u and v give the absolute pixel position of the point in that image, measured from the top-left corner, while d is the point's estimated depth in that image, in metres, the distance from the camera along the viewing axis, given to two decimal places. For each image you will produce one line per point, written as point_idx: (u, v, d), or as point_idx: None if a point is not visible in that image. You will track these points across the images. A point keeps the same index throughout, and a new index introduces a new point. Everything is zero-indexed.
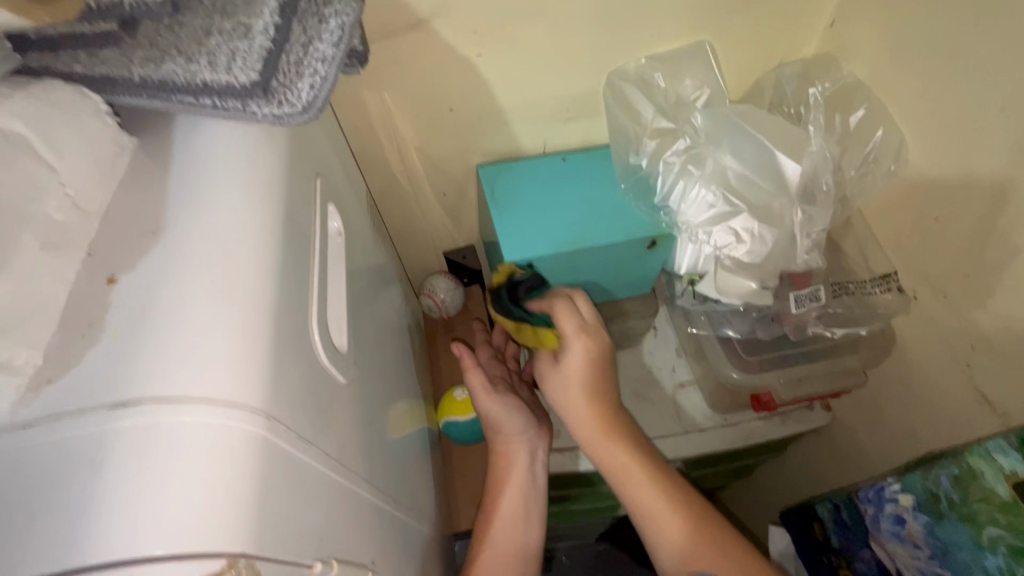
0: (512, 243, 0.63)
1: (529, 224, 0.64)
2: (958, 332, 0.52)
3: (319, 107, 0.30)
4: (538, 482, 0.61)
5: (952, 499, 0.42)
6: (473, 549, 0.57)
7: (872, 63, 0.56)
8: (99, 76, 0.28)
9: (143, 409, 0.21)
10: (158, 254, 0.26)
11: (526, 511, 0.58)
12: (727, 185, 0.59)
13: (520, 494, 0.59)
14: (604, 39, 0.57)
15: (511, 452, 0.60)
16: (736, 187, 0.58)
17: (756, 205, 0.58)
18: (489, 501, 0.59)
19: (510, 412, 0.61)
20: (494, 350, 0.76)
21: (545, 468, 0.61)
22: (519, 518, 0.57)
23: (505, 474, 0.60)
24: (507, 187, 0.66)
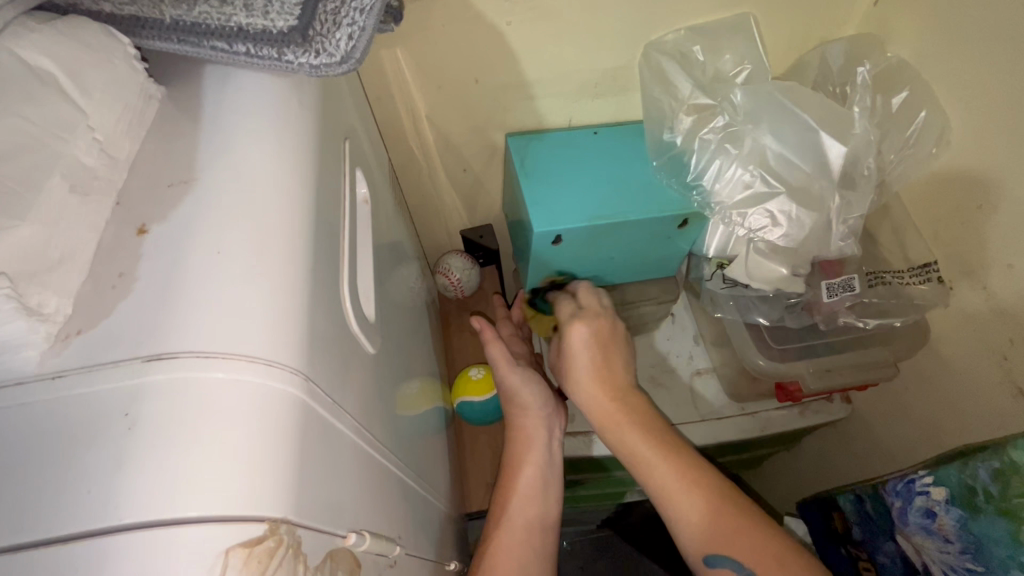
0: (541, 213, 0.61)
1: (560, 197, 0.62)
2: (997, 324, 0.51)
3: (359, 59, 0.28)
4: (553, 463, 0.60)
5: (990, 493, 0.41)
6: (490, 529, 0.56)
7: (920, 42, 0.54)
8: (128, 16, 0.26)
9: (180, 362, 0.20)
10: (191, 204, 0.24)
11: (541, 492, 0.57)
12: (766, 166, 0.57)
13: (535, 472, 0.58)
14: (639, 10, 0.55)
15: (529, 427, 0.59)
16: (775, 168, 0.57)
17: (795, 187, 0.56)
18: (506, 479, 0.58)
19: (528, 385, 0.59)
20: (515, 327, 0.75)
21: (559, 446, 0.61)
22: (536, 499, 0.57)
23: (524, 451, 0.59)
24: (538, 162, 0.65)
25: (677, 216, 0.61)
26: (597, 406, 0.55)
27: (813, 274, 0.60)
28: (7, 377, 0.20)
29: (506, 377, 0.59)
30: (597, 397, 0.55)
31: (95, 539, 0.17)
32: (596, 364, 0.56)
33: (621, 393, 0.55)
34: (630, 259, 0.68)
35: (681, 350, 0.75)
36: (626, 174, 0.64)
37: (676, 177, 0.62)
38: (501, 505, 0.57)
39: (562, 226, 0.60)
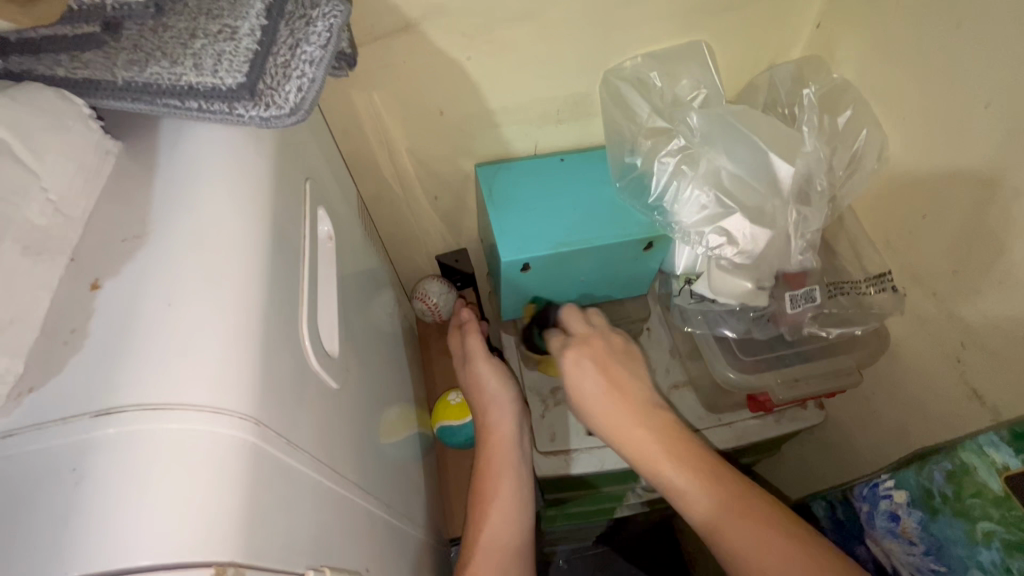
0: (507, 241, 0.62)
1: (527, 222, 0.64)
2: (948, 328, 0.53)
3: (307, 109, 0.30)
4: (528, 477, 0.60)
5: (945, 494, 0.42)
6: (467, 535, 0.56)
7: (859, 63, 0.57)
8: (81, 79, 0.27)
9: (126, 416, 0.21)
10: (142, 259, 0.25)
11: (517, 504, 0.57)
12: (721, 186, 0.59)
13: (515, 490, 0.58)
14: (593, 41, 0.57)
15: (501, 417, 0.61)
16: (729, 188, 0.59)
17: (749, 206, 0.58)
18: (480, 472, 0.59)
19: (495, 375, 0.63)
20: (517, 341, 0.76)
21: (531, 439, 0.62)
22: (509, 510, 0.57)
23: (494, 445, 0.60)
24: (505, 188, 0.67)
25: (640, 237, 0.63)
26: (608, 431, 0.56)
27: (779, 283, 0.61)
28: None
29: (478, 366, 0.63)
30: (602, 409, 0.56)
31: None
32: (608, 392, 0.57)
33: (641, 425, 0.54)
34: (600, 280, 0.70)
35: (656, 365, 0.76)
36: (589, 198, 0.66)
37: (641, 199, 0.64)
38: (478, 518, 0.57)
39: (530, 252, 0.62)
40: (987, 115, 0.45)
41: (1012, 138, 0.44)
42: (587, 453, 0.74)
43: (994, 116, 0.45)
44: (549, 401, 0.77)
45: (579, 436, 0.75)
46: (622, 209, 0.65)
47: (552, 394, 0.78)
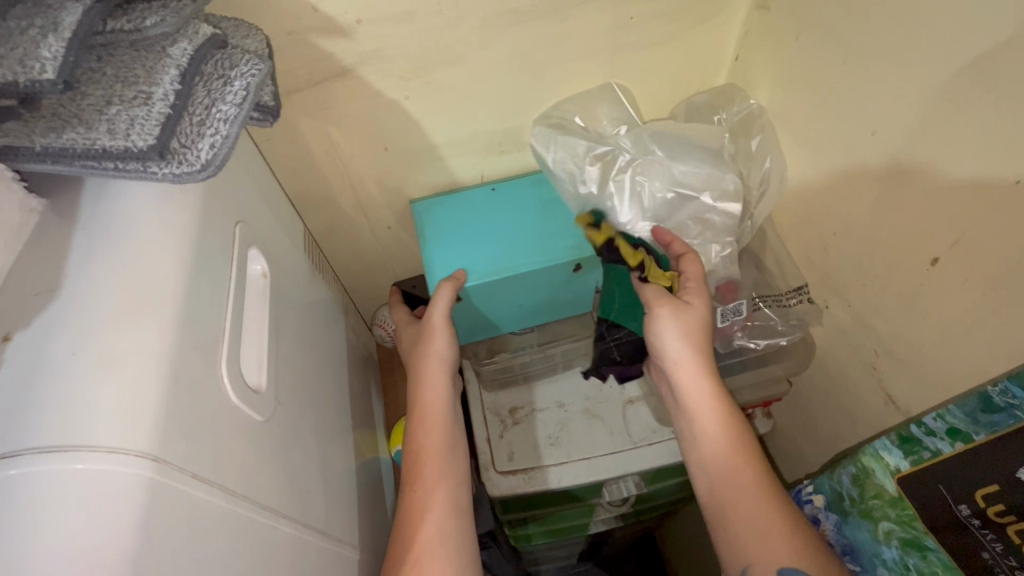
0: (440, 274, 0.65)
1: (462, 254, 0.66)
2: (863, 337, 0.56)
3: (219, 164, 0.33)
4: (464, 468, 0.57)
5: (852, 496, 0.45)
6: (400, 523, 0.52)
7: (771, 91, 0.61)
8: (2, 146, 0.30)
9: (25, 458, 0.24)
10: (55, 312, 0.28)
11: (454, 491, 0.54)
12: (677, 182, 0.65)
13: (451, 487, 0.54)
14: (523, 79, 0.61)
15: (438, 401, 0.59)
16: (684, 180, 0.65)
17: (709, 190, 0.64)
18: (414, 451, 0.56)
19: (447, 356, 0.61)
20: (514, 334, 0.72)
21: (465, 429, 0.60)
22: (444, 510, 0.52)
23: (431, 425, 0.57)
24: (446, 218, 0.70)
25: (568, 261, 0.64)
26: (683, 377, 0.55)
27: (712, 298, 0.66)
28: None
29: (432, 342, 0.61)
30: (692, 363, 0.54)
31: None
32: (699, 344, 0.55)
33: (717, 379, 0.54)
34: (537, 305, 0.71)
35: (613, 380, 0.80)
36: (517, 227, 0.68)
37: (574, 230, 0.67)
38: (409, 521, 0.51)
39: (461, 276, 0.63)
40: (876, 141, 0.49)
41: (899, 163, 0.48)
42: (547, 471, 0.75)
43: (882, 142, 0.49)
44: (507, 421, 0.79)
45: (539, 455, 0.77)
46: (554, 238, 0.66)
47: (511, 414, 0.80)
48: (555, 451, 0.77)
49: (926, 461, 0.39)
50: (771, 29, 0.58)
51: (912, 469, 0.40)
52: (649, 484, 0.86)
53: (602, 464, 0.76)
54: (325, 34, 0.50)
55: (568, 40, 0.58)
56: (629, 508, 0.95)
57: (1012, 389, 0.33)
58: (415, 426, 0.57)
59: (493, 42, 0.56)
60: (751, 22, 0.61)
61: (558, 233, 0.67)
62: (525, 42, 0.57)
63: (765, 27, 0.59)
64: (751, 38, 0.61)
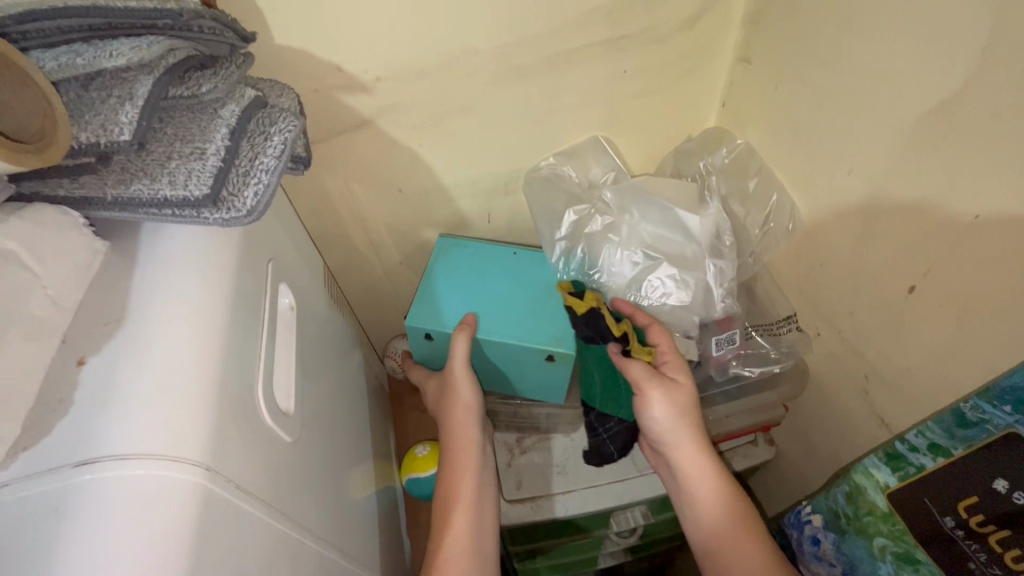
0: (422, 313, 0.68)
1: (446, 300, 0.69)
2: (854, 363, 0.59)
3: (261, 209, 0.37)
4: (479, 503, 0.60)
5: (847, 514, 0.47)
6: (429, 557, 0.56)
7: (756, 135, 0.67)
8: (78, 196, 0.35)
9: (99, 465, 0.27)
10: (120, 339, 0.32)
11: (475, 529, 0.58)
12: (646, 244, 0.68)
13: (468, 521, 0.58)
14: (528, 127, 0.66)
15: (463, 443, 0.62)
16: (653, 244, 0.67)
17: (672, 255, 0.67)
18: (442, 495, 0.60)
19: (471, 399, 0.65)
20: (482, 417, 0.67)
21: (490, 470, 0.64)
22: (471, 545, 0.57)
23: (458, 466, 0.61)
24: (451, 258, 0.73)
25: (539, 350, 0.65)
26: (680, 452, 0.61)
27: (707, 328, 0.70)
28: None
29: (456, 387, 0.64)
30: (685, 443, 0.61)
31: None
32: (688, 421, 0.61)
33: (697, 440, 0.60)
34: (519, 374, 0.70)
35: None
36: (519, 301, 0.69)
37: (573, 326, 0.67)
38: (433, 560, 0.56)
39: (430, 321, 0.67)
40: (852, 180, 0.54)
41: (874, 199, 0.52)
42: (553, 498, 0.77)
43: (858, 180, 0.53)
44: (515, 450, 0.81)
45: (545, 482, 0.78)
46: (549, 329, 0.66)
47: (517, 444, 0.82)
48: (561, 480, 0.78)
49: (912, 475, 0.41)
50: (754, 80, 0.64)
51: (901, 485, 0.42)
52: (656, 514, 0.87)
53: (608, 492, 0.78)
54: (350, 91, 0.56)
55: (569, 92, 0.64)
56: (637, 540, 0.95)
57: (981, 404, 0.36)
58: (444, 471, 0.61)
59: (500, 94, 0.62)
60: (736, 73, 0.67)
61: (557, 321, 0.67)
62: (529, 94, 0.63)
63: (749, 77, 0.65)
64: (737, 88, 0.67)
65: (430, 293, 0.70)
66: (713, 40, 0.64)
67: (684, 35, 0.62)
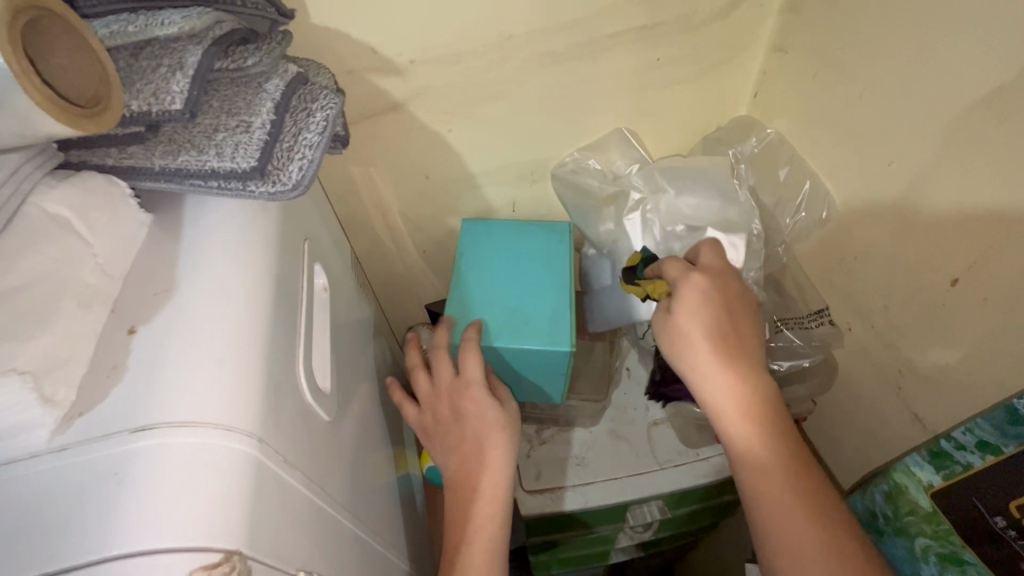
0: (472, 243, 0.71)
1: (498, 254, 0.71)
2: (887, 358, 0.58)
3: (306, 184, 0.37)
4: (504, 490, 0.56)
5: (887, 514, 0.48)
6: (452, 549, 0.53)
7: (789, 125, 0.66)
8: (126, 166, 0.34)
9: (160, 431, 0.26)
10: (168, 309, 0.32)
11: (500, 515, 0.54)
12: (686, 217, 0.69)
13: (493, 533, 0.53)
14: (559, 115, 0.66)
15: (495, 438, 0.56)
16: (694, 215, 0.69)
17: (715, 223, 0.68)
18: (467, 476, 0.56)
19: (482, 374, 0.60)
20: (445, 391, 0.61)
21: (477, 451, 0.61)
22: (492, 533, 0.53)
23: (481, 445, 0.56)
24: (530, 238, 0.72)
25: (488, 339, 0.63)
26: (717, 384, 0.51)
27: None
28: (22, 451, 0.26)
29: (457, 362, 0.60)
30: (721, 373, 0.51)
31: (91, 568, 0.23)
32: (727, 352, 0.51)
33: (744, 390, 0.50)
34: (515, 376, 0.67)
35: (637, 403, 0.83)
36: (538, 302, 0.66)
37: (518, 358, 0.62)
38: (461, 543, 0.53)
39: (465, 255, 0.70)
40: (893, 171, 0.53)
41: (915, 191, 0.51)
42: (572, 490, 0.77)
43: (898, 171, 0.52)
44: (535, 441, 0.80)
45: (565, 473, 0.78)
46: (512, 338, 0.63)
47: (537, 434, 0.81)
48: (580, 471, 0.78)
49: (958, 474, 0.42)
50: (789, 70, 0.63)
51: (945, 484, 0.43)
52: (674, 509, 0.86)
53: (628, 485, 0.77)
54: (384, 73, 0.55)
55: (601, 79, 0.63)
56: (653, 534, 0.95)
57: None
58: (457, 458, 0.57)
59: (533, 80, 0.61)
60: (771, 63, 0.66)
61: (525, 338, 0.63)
62: (561, 80, 0.62)
63: (784, 67, 0.64)
64: (770, 78, 0.67)
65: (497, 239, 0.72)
66: (749, 29, 0.63)
67: (720, 23, 0.61)
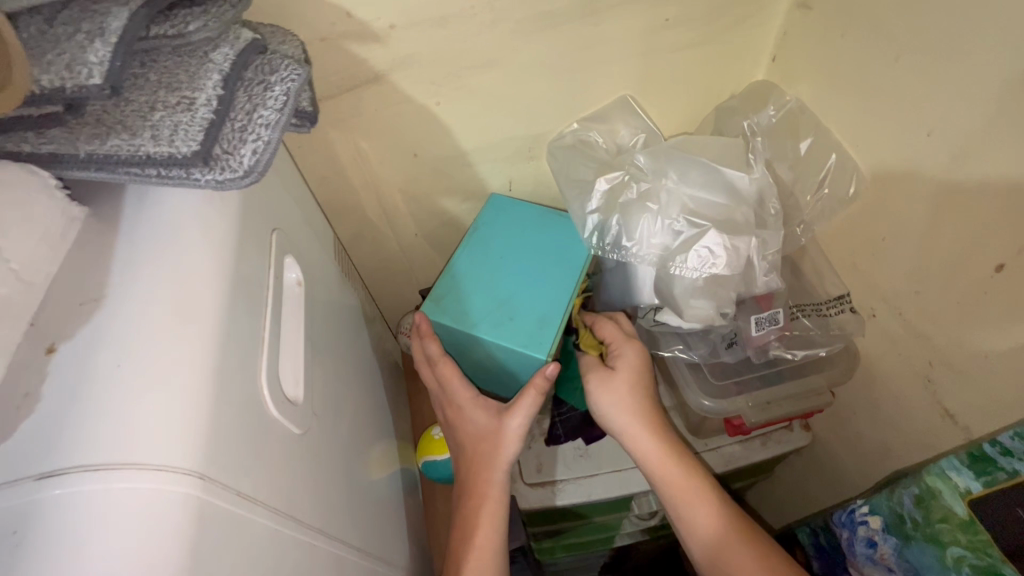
0: (489, 222, 0.69)
1: (508, 239, 0.68)
2: (917, 348, 0.53)
3: (261, 170, 0.32)
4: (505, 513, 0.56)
5: (915, 519, 0.43)
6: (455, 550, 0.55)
7: (812, 92, 0.59)
8: (46, 153, 0.30)
9: (70, 478, 0.23)
10: (97, 323, 0.28)
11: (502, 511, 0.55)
12: (689, 210, 0.61)
13: (493, 532, 0.54)
14: (558, 84, 0.60)
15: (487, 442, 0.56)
16: (697, 209, 0.60)
17: (721, 220, 0.60)
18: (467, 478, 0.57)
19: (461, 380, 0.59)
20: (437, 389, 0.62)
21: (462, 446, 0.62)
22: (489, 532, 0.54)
23: (478, 448, 0.57)
24: (553, 232, 0.69)
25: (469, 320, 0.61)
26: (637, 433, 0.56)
27: (745, 305, 0.63)
28: None
29: (442, 366, 0.60)
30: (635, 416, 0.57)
31: None
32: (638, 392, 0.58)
33: (658, 427, 0.57)
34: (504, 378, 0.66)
35: None
36: (533, 300, 0.63)
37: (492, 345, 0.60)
38: (464, 539, 0.54)
39: (475, 231, 0.68)
40: (932, 142, 0.47)
41: (958, 166, 0.45)
42: (573, 483, 0.73)
43: (938, 143, 0.46)
44: (536, 432, 0.77)
45: (567, 465, 0.75)
46: (491, 331, 0.60)
47: (539, 424, 0.78)
48: (582, 463, 0.75)
49: (1001, 482, 0.37)
50: (814, 28, 0.57)
51: (986, 492, 0.38)
52: None
53: (632, 477, 0.74)
54: (361, 40, 0.50)
55: (604, 43, 0.57)
56: (659, 521, 0.92)
57: None
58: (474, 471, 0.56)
59: (528, 45, 0.55)
60: (793, 21, 0.59)
61: (502, 328, 0.61)
62: (561, 45, 0.56)
63: (808, 26, 0.57)
64: (791, 39, 0.60)
65: (515, 222, 0.69)
66: None
67: None
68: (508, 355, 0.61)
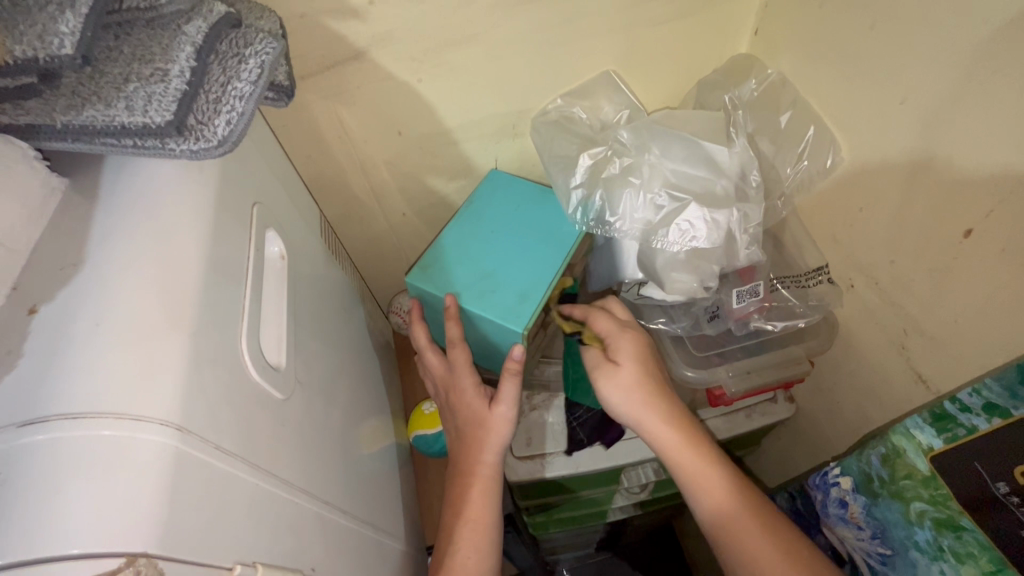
0: (485, 195, 0.70)
1: (500, 214, 0.68)
2: (891, 317, 0.55)
3: (235, 140, 0.33)
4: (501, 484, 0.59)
5: (882, 477, 0.44)
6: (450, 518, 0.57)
7: (792, 64, 0.60)
8: (24, 124, 0.30)
9: (53, 424, 0.24)
10: (76, 285, 0.29)
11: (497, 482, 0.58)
12: (670, 183, 0.61)
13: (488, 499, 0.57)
14: (539, 56, 0.60)
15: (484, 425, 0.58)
16: (677, 183, 0.61)
17: (699, 193, 0.61)
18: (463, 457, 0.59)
19: (466, 371, 0.61)
20: (440, 375, 0.63)
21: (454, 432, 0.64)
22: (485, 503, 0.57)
23: (471, 425, 0.59)
24: (543, 206, 0.69)
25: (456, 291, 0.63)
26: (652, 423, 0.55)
27: (727, 280, 0.66)
28: None
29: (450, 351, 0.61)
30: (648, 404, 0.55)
31: None
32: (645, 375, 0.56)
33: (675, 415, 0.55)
34: (489, 350, 0.67)
35: None
36: (520, 274, 0.64)
37: (477, 314, 0.61)
38: (456, 511, 0.57)
39: (467, 204, 0.69)
40: (905, 111, 0.47)
41: (930, 133, 0.46)
42: (560, 455, 0.75)
43: (912, 110, 0.47)
44: (525, 407, 0.78)
45: (555, 439, 0.76)
46: (475, 302, 0.62)
47: (529, 400, 0.79)
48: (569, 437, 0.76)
49: (961, 438, 0.38)
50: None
51: (947, 447, 0.39)
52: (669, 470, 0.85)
53: (619, 450, 0.76)
54: (340, 15, 0.50)
55: (585, 16, 0.57)
56: (648, 494, 0.94)
57: None
58: (468, 450, 0.58)
59: (507, 19, 0.55)
60: None
61: (490, 300, 0.62)
62: (541, 18, 0.56)
63: None
64: (773, 10, 0.60)
65: (507, 197, 0.70)
66: None
67: None
68: (487, 325, 0.62)
